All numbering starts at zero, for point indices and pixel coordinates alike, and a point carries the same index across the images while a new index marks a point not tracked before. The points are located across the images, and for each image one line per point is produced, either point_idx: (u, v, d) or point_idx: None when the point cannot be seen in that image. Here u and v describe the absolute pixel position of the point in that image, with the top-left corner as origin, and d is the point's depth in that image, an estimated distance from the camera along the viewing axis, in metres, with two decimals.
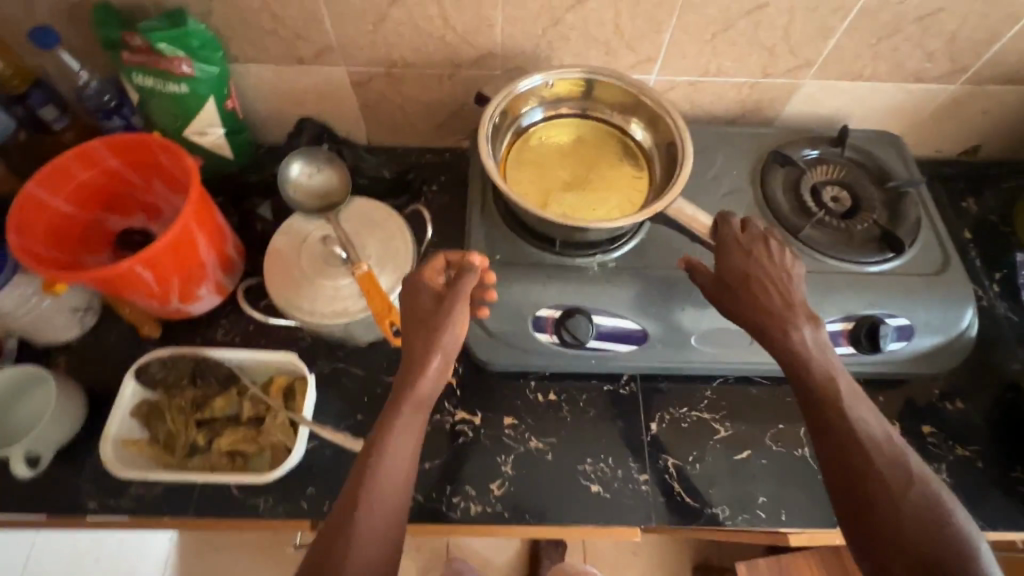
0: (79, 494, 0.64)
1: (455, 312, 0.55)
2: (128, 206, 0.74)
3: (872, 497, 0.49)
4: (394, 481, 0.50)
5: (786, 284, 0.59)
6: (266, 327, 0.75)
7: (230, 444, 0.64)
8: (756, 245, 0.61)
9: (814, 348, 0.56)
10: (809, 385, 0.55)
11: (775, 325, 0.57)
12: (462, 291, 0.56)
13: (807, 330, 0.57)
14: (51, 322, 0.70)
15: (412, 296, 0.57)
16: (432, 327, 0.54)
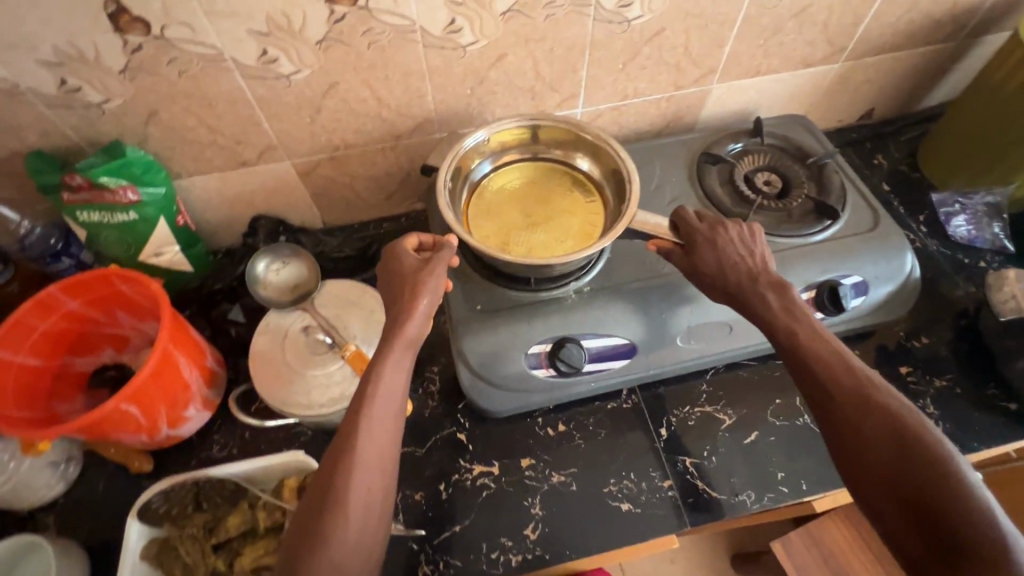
0: None
1: (428, 281, 0.57)
2: (93, 344, 0.72)
3: (841, 423, 0.50)
4: (375, 450, 0.49)
5: (743, 249, 0.63)
6: (262, 431, 0.74)
7: (253, 560, 0.62)
8: (718, 232, 0.64)
9: (780, 310, 0.58)
10: (777, 338, 0.57)
11: (741, 291, 0.61)
12: (442, 257, 0.59)
13: (770, 295, 0.59)
14: (32, 483, 0.66)
15: (399, 264, 0.60)
16: (412, 284, 0.57)
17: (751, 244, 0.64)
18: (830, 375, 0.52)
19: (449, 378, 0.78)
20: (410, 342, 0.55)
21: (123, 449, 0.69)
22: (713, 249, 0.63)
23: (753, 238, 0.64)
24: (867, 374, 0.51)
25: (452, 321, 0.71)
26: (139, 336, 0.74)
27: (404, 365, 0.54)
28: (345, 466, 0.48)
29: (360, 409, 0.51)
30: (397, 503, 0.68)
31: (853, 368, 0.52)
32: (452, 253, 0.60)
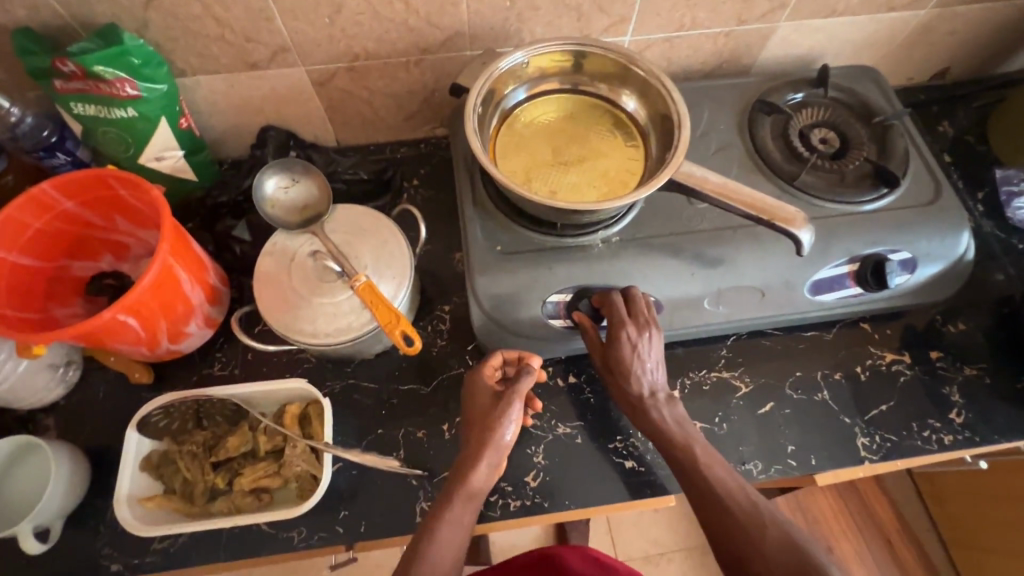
0: (99, 557, 0.61)
1: (505, 420, 0.59)
2: (92, 249, 0.68)
3: (732, 537, 0.52)
4: (443, 563, 0.53)
5: (652, 365, 0.61)
6: (265, 353, 0.72)
7: (252, 483, 0.61)
8: (646, 327, 0.60)
9: (672, 422, 0.59)
10: (672, 454, 0.58)
11: (643, 405, 0.61)
12: (519, 389, 0.60)
13: (665, 409, 0.60)
14: (30, 384, 0.64)
15: (473, 396, 0.62)
16: (490, 425, 0.59)
17: (648, 354, 0.60)
18: (731, 499, 0.54)
19: (459, 318, 0.75)
20: (472, 496, 0.57)
21: (123, 359, 0.68)
22: (618, 377, 0.61)
23: (645, 336, 0.60)
24: (768, 511, 0.53)
25: (469, 260, 0.67)
26: (140, 245, 0.70)
27: (463, 520, 0.56)
28: (416, 570, 0.52)
29: (432, 522, 0.55)
30: (399, 438, 0.68)
31: (745, 493, 0.54)
32: (531, 381, 0.61)
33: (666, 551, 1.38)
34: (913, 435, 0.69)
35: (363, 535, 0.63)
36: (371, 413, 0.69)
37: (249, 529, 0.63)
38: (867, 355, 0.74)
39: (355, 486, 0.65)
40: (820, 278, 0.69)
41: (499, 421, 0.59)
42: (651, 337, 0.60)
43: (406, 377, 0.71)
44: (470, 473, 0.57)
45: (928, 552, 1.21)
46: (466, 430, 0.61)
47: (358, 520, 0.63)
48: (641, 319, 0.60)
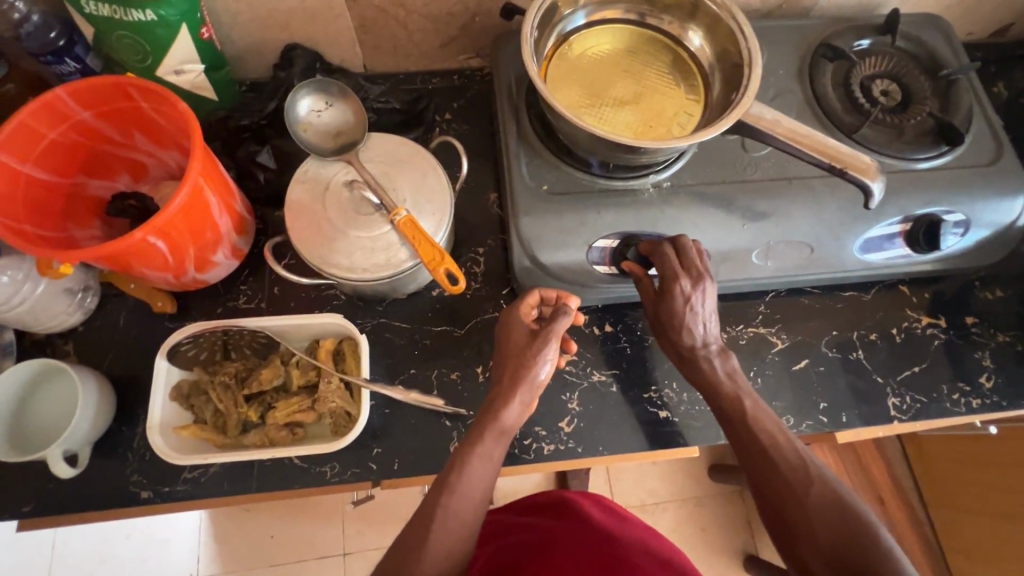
0: (128, 484, 0.60)
1: (541, 359, 0.56)
2: (108, 167, 0.64)
3: (776, 486, 0.52)
4: (473, 496, 0.53)
5: (705, 319, 0.59)
6: (293, 287, 0.69)
7: (285, 417, 0.60)
8: (698, 283, 0.58)
9: (723, 375, 0.58)
10: (720, 406, 0.58)
11: (693, 356, 0.60)
12: (557, 329, 0.57)
13: (715, 360, 0.59)
14: (49, 307, 0.61)
15: (511, 332, 0.60)
16: (527, 363, 0.56)
17: (701, 308, 0.59)
18: (777, 452, 0.53)
19: (493, 261, 0.73)
20: (504, 430, 0.56)
21: (144, 287, 0.65)
22: (669, 329, 0.60)
23: (700, 289, 0.58)
24: (815, 464, 0.52)
25: (514, 198, 0.64)
26: (159, 166, 0.66)
27: (493, 455, 0.55)
28: (446, 502, 0.52)
29: (466, 456, 0.54)
30: (432, 378, 0.67)
31: (792, 445, 0.54)
32: (569, 322, 0.57)
33: (661, 500, 1.43)
34: (942, 397, 0.70)
35: (397, 472, 0.62)
36: (404, 353, 0.68)
37: (281, 462, 0.62)
38: (903, 318, 0.73)
39: (388, 424, 0.64)
40: (870, 236, 0.67)
41: (534, 360, 0.56)
42: (706, 292, 0.59)
43: (438, 317, 0.69)
44: (503, 411, 0.55)
45: (912, 510, 1.26)
46: (500, 366, 0.59)
47: (392, 457, 0.63)
48: (696, 274, 0.58)
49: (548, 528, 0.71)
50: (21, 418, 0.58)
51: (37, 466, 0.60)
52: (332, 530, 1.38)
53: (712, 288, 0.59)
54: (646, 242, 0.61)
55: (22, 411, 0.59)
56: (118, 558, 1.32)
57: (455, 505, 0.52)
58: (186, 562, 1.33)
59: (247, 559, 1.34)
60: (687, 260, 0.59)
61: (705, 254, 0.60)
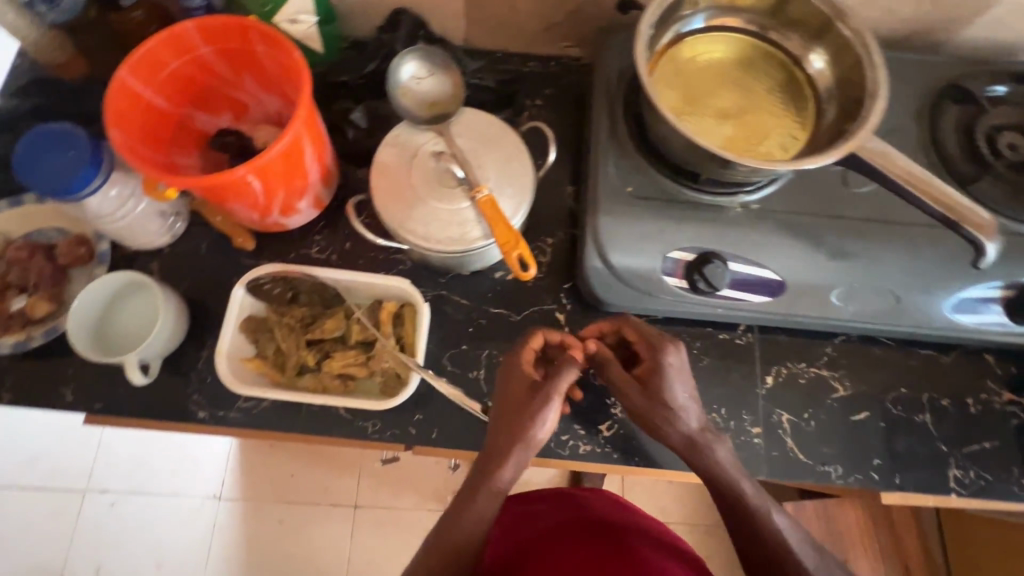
0: (189, 402, 0.64)
1: (540, 419, 0.51)
2: (213, 103, 0.67)
3: None
4: (469, 542, 0.52)
5: (692, 402, 0.53)
6: (364, 246, 0.71)
7: (340, 367, 0.62)
8: (673, 358, 0.53)
9: (732, 472, 0.51)
10: (739, 514, 0.51)
11: (694, 449, 0.52)
12: (557, 386, 0.52)
13: (718, 453, 0.51)
14: (143, 226, 0.65)
15: (505, 385, 0.55)
16: (516, 425, 0.51)
17: (685, 389, 0.53)
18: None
19: (560, 253, 0.72)
20: (499, 491, 0.52)
21: (228, 222, 0.69)
22: (651, 410, 0.52)
23: (680, 362, 0.54)
24: None
25: (596, 194, 0.62)
26: (261, 108, 0.69)
27: (487, 513, 0.52)
28: (443, 541, 0.52)
29: (456, 507, 0.53)
30: (481, 358, 0.67)
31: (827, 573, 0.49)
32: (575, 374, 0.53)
33: (671, 521, 1.41)
34: (1011, 480, 0.65)
35: (433, 441, 0.64)
36: (458, 327, 0.69)
37: (326, 409, 0.64)
38: (983, 389, 0.68)
39: (433, 393, 0.65)
40: (966, 297, 0.63)
41: (523, 425, 0.51)
42: (682, 371, 0.53)
43: (496, 299, 0.70)
44: (496, 473, 0.51)
45: None
46: (492, 419, 0.54)
47: (432, 425, 0.64)
48: (669, 353, 0.54)
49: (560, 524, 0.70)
50: (105, 323, 0.63)
51: (111, 370, 0.65)
52: (349, 481, 1.50)
53: (686, 367, 0.54)
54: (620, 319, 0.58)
55: (107, 316, 0.63)
56: (154, 465, 1.49)
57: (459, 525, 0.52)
58: (212, 482, 1.48)
59: (264, 489, 1.48)
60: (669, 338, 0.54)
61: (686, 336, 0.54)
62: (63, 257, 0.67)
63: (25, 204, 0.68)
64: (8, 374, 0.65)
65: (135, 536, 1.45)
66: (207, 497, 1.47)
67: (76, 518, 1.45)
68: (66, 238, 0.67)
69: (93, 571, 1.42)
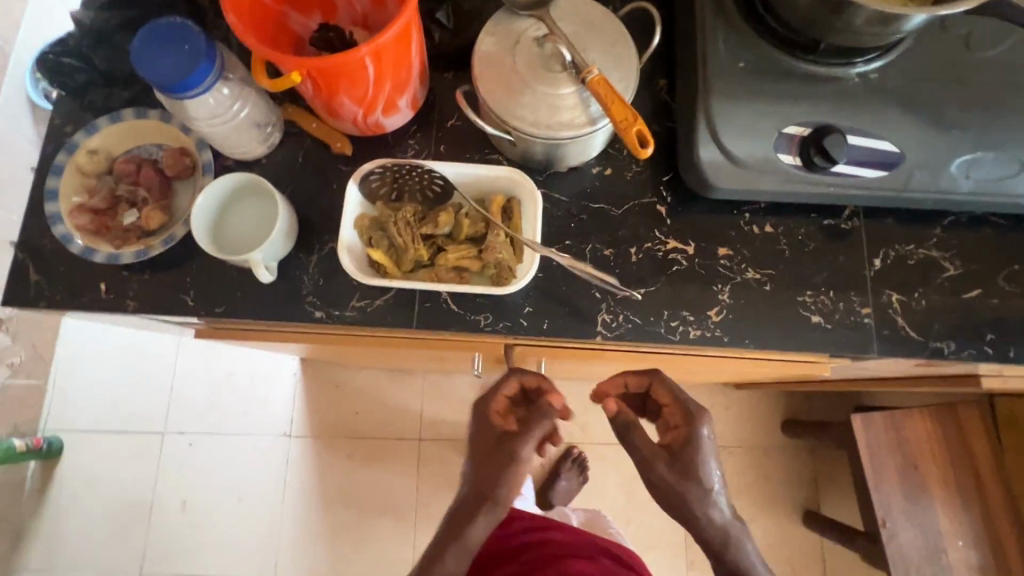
0: (305, 303, 0.66)
1: (516, 463, 0.57)
2: (306, 1, 0.65)
3: None
4: None
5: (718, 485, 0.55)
6: (458, 148, 0.71)
7: (455, 261, 0.63)
8: (701, 434, 0.56)
9: (735, 539, 0.55)
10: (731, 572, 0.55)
11: (706, 527, 0.54)
12: (533, 432, 0.58)
13: (725, 522, 0.54)
14: (242, 132, 0.65)
15: (481, 433, 0.61)
16: (495, 473, 0.57)
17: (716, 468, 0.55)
18: None
19: (655, 147, 0.71)
20: (467, 548, 0.56)
21: (325, 128, 0.69)
22: (680, 485, 0.54)
23: (711, 439, 0.56)
24: None
25: (708, 72, 0.61)
26: (349, 9, 0.68)
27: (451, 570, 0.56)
28: None
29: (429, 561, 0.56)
30: (586, 252, 0.68)
31: None
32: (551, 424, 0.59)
33: (728, 444, 1.44)
34: None
35: (545, 331, 0.65)
36: (559, 224, 0.69)
37: (438, 304, 0.66)
38: None
39: (541, 286, 0.66)
40: None
41: (498, 471, 0.56)
42: (710, 451, 0.56)
43: (595, 195, 0.69)
44: (466, 529, 0.56)
45: None
46: (468, 468, 0.59)
47: (542, 316, 0.65)
48: (693, 433, 0.56)
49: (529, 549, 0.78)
50: (219, 227, 0.64)
51: (227, 275, 0.67)
52: (410, 420, 1.54)
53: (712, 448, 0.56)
54: (640, 374, 0.62)
55: (221, 221, 0.64)
56: (225, 407, 1.55)
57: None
58: (281, 422, 1.54)
59: (331, 428, 1.54)
60: (692, 415, 0.57)
61: (705, 413, 0.57)
62: (168, 169, 0.68)
63: (123, 120, 0.69)
64: (130, 284, 0.67)
65: (215, 473, 1.53)
66: (278, 435, 1.54)
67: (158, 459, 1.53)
68: (169, 151, 0.68)
69: (179, 505, 1.51)
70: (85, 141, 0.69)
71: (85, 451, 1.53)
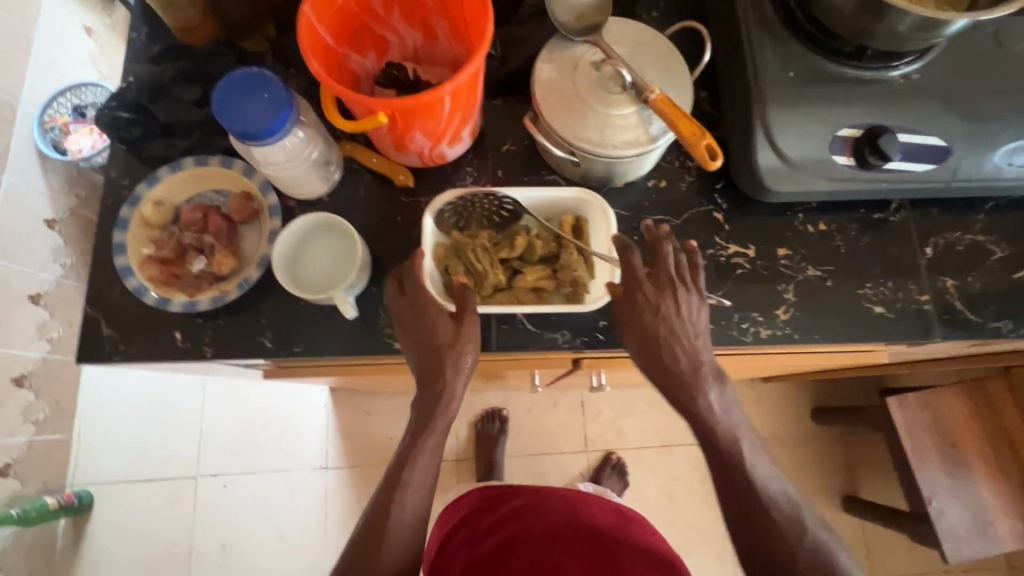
0: (384, 335, 0.67)
1: (457, 341, 0.58)
2: (363, 42, 0.67)
3: (766, 543, 0.52)
4: (421, 492, 0.58)
5: (695, 337, 0.57)
6: (516, 172, 0.73)
7: (532, 282, 0.64)
8: (668, 298, 0.57)
9: (718, 408, 0.56)
10: (713, 443, 0.56)
11: (686, 384, 0.56)
12: (464, 314, 0.58)
13: (711, 393, 0.56)
14: (310, 172, 0.66)
15: (416, 324, 0.59)
16: (441, 360, 0.58)
17: (694, 323, 0.57)
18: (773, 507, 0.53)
19: None
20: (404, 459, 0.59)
21: (386, 162, 0.70)
22: (649, 326, 0.57)
23: (688, 300, 0.57)
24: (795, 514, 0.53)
25: (761, 83, 0.64)
26: (402, 46, 0.70)
27: (427, 460, 0.59)
28: (400, 498, 0.57)
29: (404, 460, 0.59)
30: None
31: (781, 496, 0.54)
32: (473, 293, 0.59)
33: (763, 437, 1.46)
34: None
35: (623, 343, 0.67)
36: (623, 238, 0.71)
37: (515, 326, 0.67)
38: None
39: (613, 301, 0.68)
40: None
41: (446, 361, 0.58)
42: (687, 300, 0.57)
43: (653, 207, 0.72)
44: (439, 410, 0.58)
45: None
46: (414, 357, 0.60)
47: (618, 329, 0.67)
48: (664, 283, 0.57)
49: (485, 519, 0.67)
50: (292, 266, 0.64)
51: (304, 314, 0.67)
52: None
53: (691, 297, 0.58)
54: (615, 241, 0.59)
55: (295, 262, 0.64)
56: (257, 444, 1.48)
57: (410, 483, 0.58)
58: None
59: (365, 455, 1.47)
60: (658, 272, 0.58)
61: (681, 266, 0.58)
62: (235, 213, 0.68)
63: (186, 168, 0.70)
64: (206, 331, 0.67)
65: (252, 513, 1.46)
66: (314, 468, 1.48)
67: (193, 503, 1.45)
68: (235, 195, 0.69)
69: (218, 549, 1.43)
70: (148, 192, 0.69)
71: (111, 506, 1.44)
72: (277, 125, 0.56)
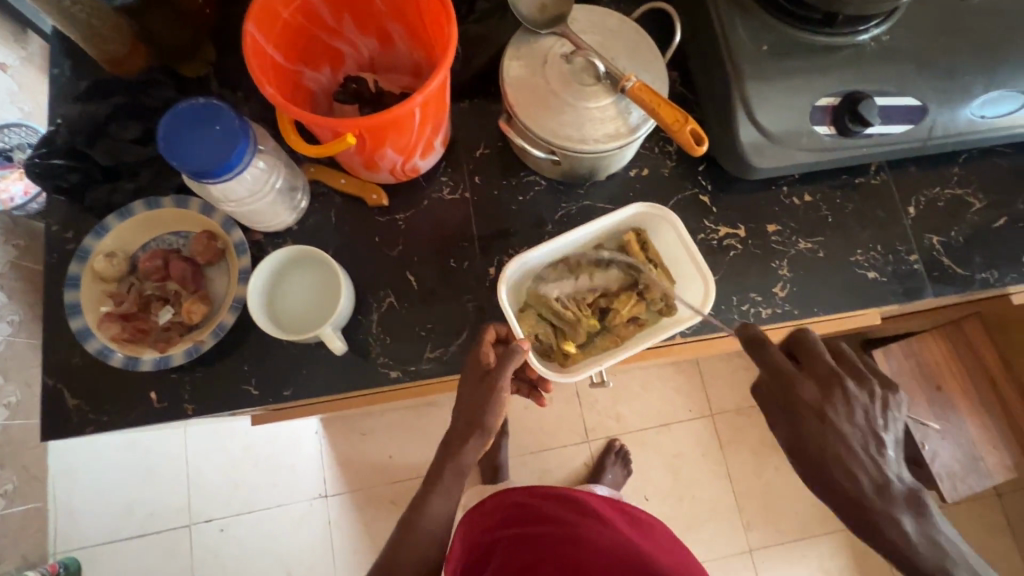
0: (378, 366, 0.64)
1: (499, 392, 0.55)
2: (314, 56, 0.62)
3: None
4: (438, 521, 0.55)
5: (859, 443, 0.48)
6: (494, 176, 0.70)
7: (628, 313, 0.64)
8: (838, 392, 0.49)
9: (918, 533, 0.47)
10: (888, 547, 0.48)
11: (874, 496, 0.47)
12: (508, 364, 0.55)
13: (894, 492, 0.47)
14: (275, 203, 0.62)
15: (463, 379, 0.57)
16: (481, 409, 0.54)
17: (875, 421, 0.49)
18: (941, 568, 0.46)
19: None
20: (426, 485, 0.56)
21: (354, 181, 0.66)
22: (808, 435, 0.49)
23: (865, 393, 0.49)
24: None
25: (734, 60, 0.62)
26: (357, 57, 0.66)
27: (451, 490, 0.56)
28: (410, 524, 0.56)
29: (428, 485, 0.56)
30: None
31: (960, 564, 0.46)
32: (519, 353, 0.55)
33: None
34: None
35: None
36: None
37: None
38: None
39: None
40: None
41: (484, 404, 0.54)
42: (849, 398, 0.49)
43: (639, 197, 0.70)
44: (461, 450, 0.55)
45: None
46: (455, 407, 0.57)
47: None
48: (827, 381, 0.50)
49: (507, 529, 0.60)
50: (297, 316, 0.60)
51: (289, 355, 0.63)
52: None
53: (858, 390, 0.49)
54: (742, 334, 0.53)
55: (286, 307, 0.60)
56: (249, 482, 1.39)
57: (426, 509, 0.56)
58: None
59: (367, 475, 1.39)
60: (816, 364, 0.50)
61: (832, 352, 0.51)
62: (198, 256, 0.63)
63: (136, 213, 0.64)
64: (184, 386, 0.62)
65: (258, 554, 1.37)
66: (313, 498, 1.39)
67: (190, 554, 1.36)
68: (195, 236, 0.63)
69: None
70: (97, 245, 0.63)
71: (101, 571, 1.33)
72: (236, 156, 0.51)
